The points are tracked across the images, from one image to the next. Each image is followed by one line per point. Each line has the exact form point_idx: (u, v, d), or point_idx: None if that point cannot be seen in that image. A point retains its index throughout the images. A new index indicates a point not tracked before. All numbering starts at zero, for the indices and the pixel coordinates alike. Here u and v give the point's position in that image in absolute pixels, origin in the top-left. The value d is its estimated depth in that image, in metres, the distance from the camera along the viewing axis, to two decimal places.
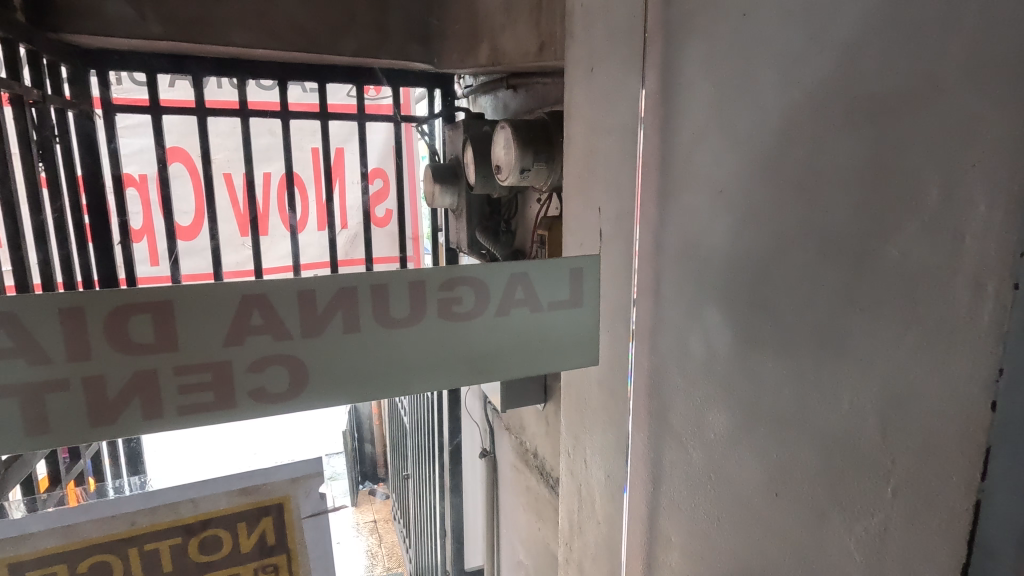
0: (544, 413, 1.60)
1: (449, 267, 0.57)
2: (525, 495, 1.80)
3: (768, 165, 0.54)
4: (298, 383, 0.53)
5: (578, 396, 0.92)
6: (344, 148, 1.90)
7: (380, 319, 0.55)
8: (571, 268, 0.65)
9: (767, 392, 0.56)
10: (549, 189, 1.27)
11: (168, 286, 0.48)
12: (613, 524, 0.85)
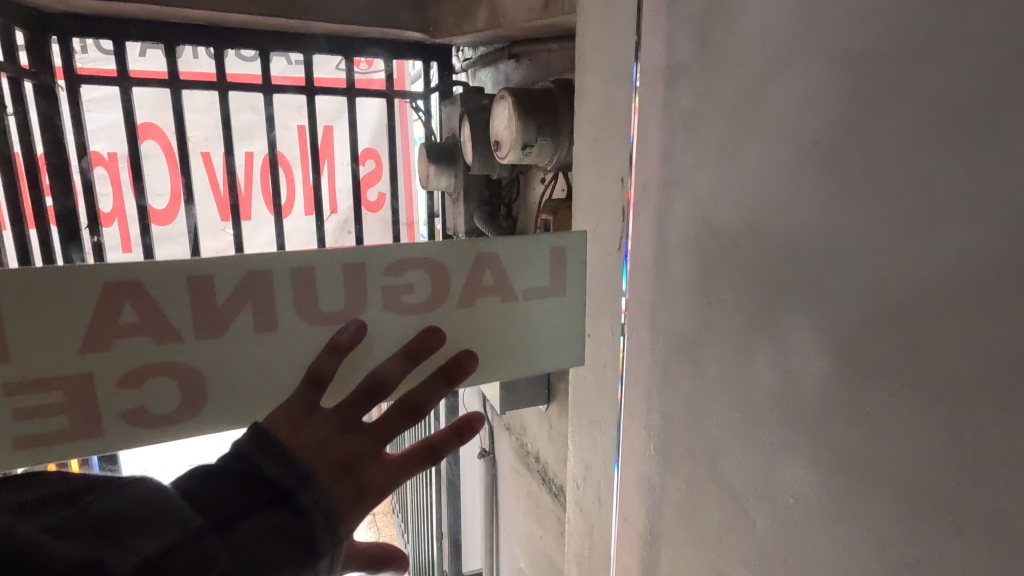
0: (547, 414, 1.48)
1: (396, 252, 0.64)
2: (526, 500, 1.68)
3: (877, 125, 0.44)
4: (189, 389, 0.60)
5: (579, 400, 0.92)
6: (332, 126, 1.76)
7: (309, 305, 0.62)
8: (551, 248, 0.76)
9: (874, 423, 0.46)
10: (554, 168, 1.13)
11: (9, 288, 0.51)
12: (648, 548, 0.78)
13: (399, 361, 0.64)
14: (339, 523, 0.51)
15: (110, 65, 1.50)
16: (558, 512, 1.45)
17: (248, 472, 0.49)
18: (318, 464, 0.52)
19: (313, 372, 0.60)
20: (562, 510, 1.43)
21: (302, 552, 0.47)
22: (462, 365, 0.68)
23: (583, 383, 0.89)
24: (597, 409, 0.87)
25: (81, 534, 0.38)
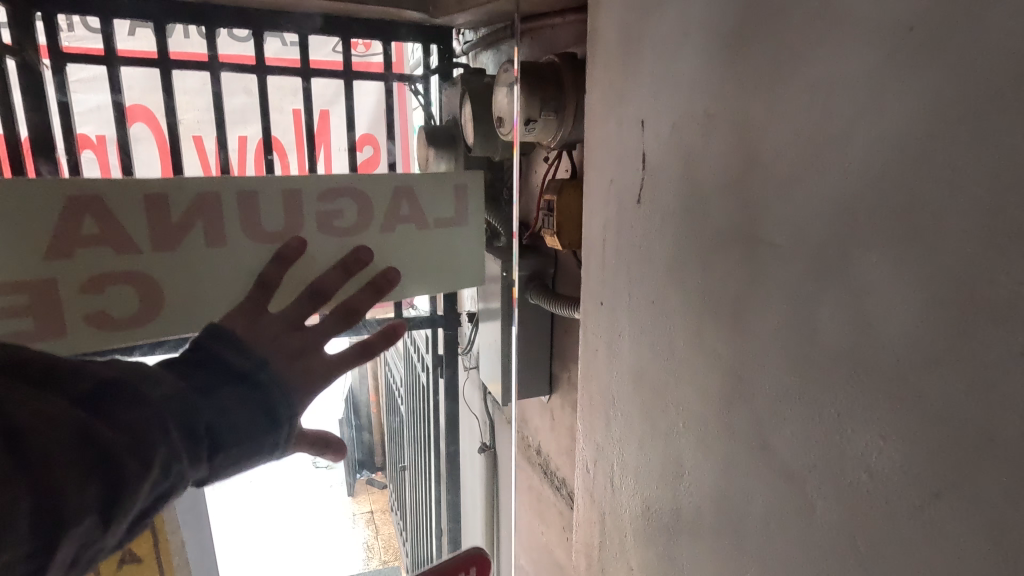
0: (548, 405, 1.42)
1: (327, 183, 0.95)
2: (527, 495, 1.62)
3: (929, 50, 0.42)
4: (149, 308, 0.88)
5: (587, 389, 0.99)
6: (330, 111, 1.54)
7: (248, 222, 0.91)
8: (454, 186, 1.04)
9: (932, 366, 0.43)
10: (558, 147, 1.09)
11: (91, 189, 0.83)
12: (693, 521, 0.73)
13: (337, 273, 0.95)
14: (293, 400, 0.70)
15: (97, 44, 1.43)
16: (561, 507, 1.39)
17: (216, 364, 0.65)
18: (277, 348, 0.75)
19: (266, 276, 0.90)
20: (565, 504, 1.37)
21: (265, 425, 0.65)
22: (389, 279, 1.00)
23: (591, 364, 0.97)
24: (600, 384, 0.94)
25: (102, 417, 0.48)
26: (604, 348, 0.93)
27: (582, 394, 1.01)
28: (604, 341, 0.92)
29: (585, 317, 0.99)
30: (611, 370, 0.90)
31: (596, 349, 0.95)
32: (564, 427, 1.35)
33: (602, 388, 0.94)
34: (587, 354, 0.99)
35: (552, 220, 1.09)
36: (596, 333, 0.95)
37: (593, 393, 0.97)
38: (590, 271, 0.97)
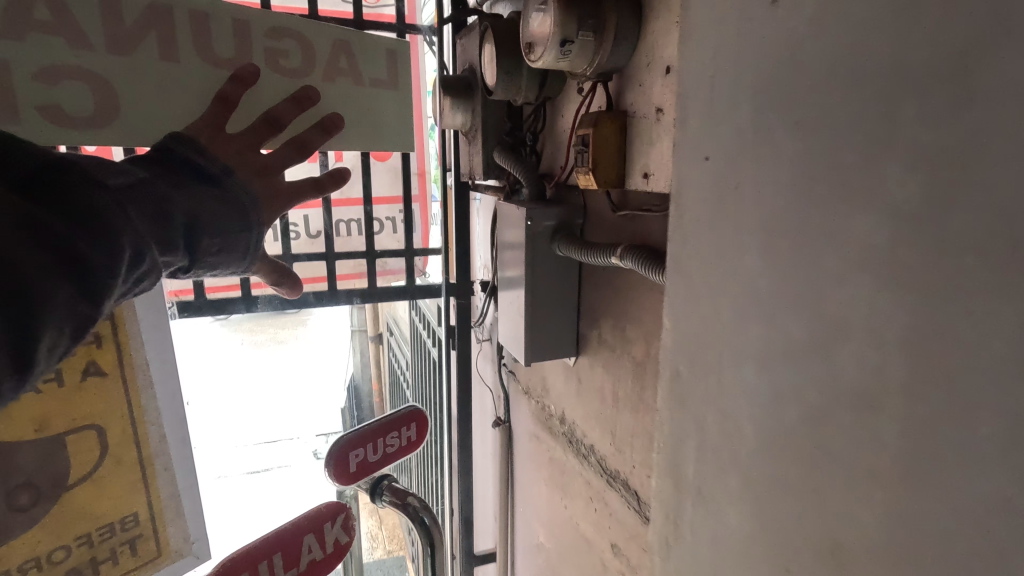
0: (574, 369, 1.32)
1: (268, 20, 0.90)
2: (548, 468, 1.53)
3: None
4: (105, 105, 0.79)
5: (673, 426, 0.65)
6: None
7: (201, 40, 0.84)
8: (388, 50, 1.01)
9: None
10: (593, 77, 0.99)
11: None
12: (730, 489, 0.55)
13: (290, 105, 0.80)
14: (263, 205, 0.66)
15: None
16: (588, 476, 1.30)
17: (188, 166, 0.61)
18: (243, 163, 0.67)
19: (222, 92, 0.75)
20: (592, 472, 1.28)
21: (240, 217, 0.63)
22: (334, 123, 0.84)
23: (682, 388, 0.63)
24: (695, 413, 0.61)
25: (64, 217, 0.44)
26: (715, 363, 0.57)
27: (661, 431, 0.67)
28: (716, 350, 0.57)
29: (680, 315, 0.63)
30: (730, 400, 0.55)
31: (699, 372, 0.60)
32: (589, 392, 1.26)
33: (702, 424, 0.60)
34: (675, 376, 0.64)
35: (587, 156, 0.98)
36: (707, 342, 0.58)
37: (684, 432, 0.63)
38: (690, 245, 0.60)
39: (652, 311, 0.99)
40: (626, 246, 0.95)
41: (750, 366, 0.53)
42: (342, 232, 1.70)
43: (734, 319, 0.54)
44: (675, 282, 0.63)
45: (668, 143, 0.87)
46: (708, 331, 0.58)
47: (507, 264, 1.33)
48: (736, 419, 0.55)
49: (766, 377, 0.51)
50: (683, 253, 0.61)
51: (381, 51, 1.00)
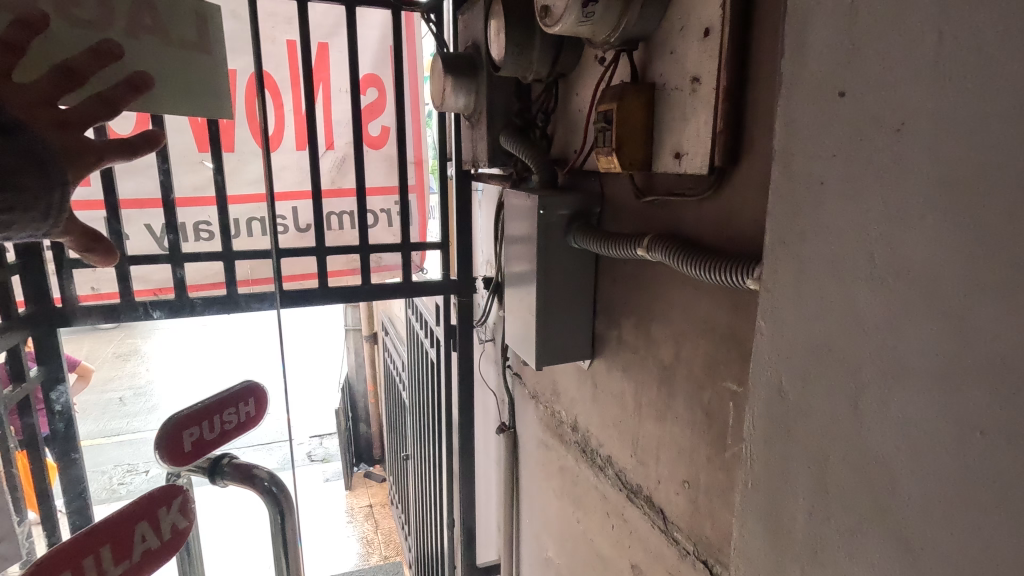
0: (589, 372, 1.21)
1: None
2: (559, 478, 1.41)
3: None
4: None
5: (770, 475, 0.40)
6: (328, 43, 1.50)
7: None
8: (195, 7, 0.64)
9: None
10: (618, 45, 0.85)
11: None
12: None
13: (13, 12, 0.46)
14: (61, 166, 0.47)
15: None
16: (604, 489, 1.19)
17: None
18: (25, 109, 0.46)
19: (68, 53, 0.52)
20: (610, 486, 1.16)
21: (39, 177, 0.45)
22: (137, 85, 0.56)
23: (784, 419, 0.39)
24: (811, 463, 0.37)
25: None
26: (855, 392, 0.33)
27: (750, 479, 0.42)
28: (856, 368, 0.33)
29: (783, 311, 0.38)
30: (887, 455, 0.31)
31: (818, 401, 0.36)
32: (607, 399, 1.14)
33: (825, 483, 0.36)
34: (772, 397, 0.40)
35: (610, 135, 0.85)
36: (837, 358, 0.34)
37: (789, 487, 0.39)
38: (802, 200, 0.36)
39: (682, 309, 0.88)
40: (654, 236, 0.82)
41: (931, 407, 0.29)
42: (335, 226, 1.59)
43: (898, 323, 0.30)
44: (776, 259, 0.39)
45: (706, 118, 0.73)
46: (841, 338, 0.34)
47: (515, 258, 1.22)
48: (901, 492, 0.31)
49: (963, 422, 0.27)
50: (789, 219, 0.37)
51: (187, 12, 0.63)
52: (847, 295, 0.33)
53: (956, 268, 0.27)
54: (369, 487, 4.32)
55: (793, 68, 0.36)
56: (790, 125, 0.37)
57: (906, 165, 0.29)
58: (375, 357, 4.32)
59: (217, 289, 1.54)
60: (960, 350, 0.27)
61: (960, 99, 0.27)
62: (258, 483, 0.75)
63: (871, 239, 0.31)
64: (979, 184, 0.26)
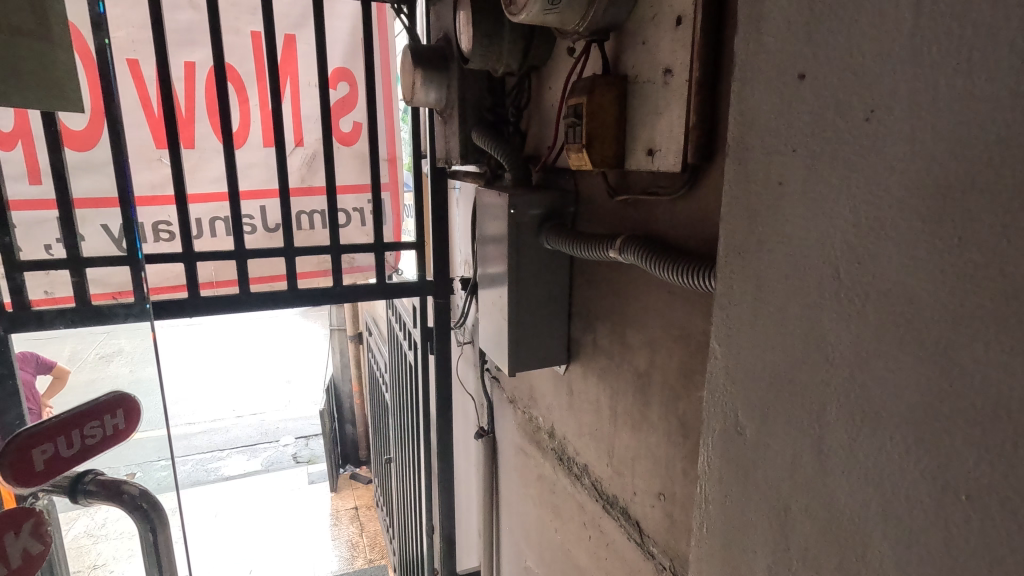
0: (565, 377, 1.16)
1: None
2: (537, 486, 1.35)
3: None
4: None
5: (726, 521, 0.36)
6: (295, 35, 1.43)
7: None
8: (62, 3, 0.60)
9: None
10: (587, 36, 0.80)
11: None
12: None
13: None
14: None
15: None
16: (580, 499, 1.13)
17: None
18: None
19: None
20: (586, 496, 1.11)
21: None
22: None
23: (741, 460, 0.34)
24: (769, 513, 0.32)
25: None
26: (818, 436, 0.29)
27: (705, 523, 0.38)
28: (819, 409, 0.29)
29: (741, 336, 0.34)
30: (854, 513, 0.27)
31: (779, 444, 0.31)
32: (583, 405, 1.09)
33: (787, 537, 0.31)
34: (728, 432, 0.35)
35: (579, 130, 0.80)
36: (800, 394, 0.30)
37: (747, 538, 0.34)
38: (760, 208, 0.31)
39: (657, 314, 0.83)
40: (625, 237, 0.78)
41: (907, 466, 0.24)
42: (304, 225, 1.53)
43: (868, 358, 0.26)
44: (732, 276, 0.34)
45: (680, 113, 0.68)
46: (803, 372, 0.29)
47: (488, 259, 1.17)
48: (873, 560, 0.26)
49: (938, 484, 0.23)
50: (746, 231, 0.32)
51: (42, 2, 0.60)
52: (810, 315, 0.29)
53: (934, 288, 0.23)
54: (354, 488, 4.21)
55: (751, 49, 0.32)
56: (747, 117, 0.32)
57: (874, 161, 0.25)
58: (360, 358, 4.23)
59: (179, 292, 1.44)
60: (937, 384, 0.23)
61: (940, 80, 0.22)
62: (124, 500, 0.65)
63: (839, 250, 0.27)
64: (960, 184, 0.21)
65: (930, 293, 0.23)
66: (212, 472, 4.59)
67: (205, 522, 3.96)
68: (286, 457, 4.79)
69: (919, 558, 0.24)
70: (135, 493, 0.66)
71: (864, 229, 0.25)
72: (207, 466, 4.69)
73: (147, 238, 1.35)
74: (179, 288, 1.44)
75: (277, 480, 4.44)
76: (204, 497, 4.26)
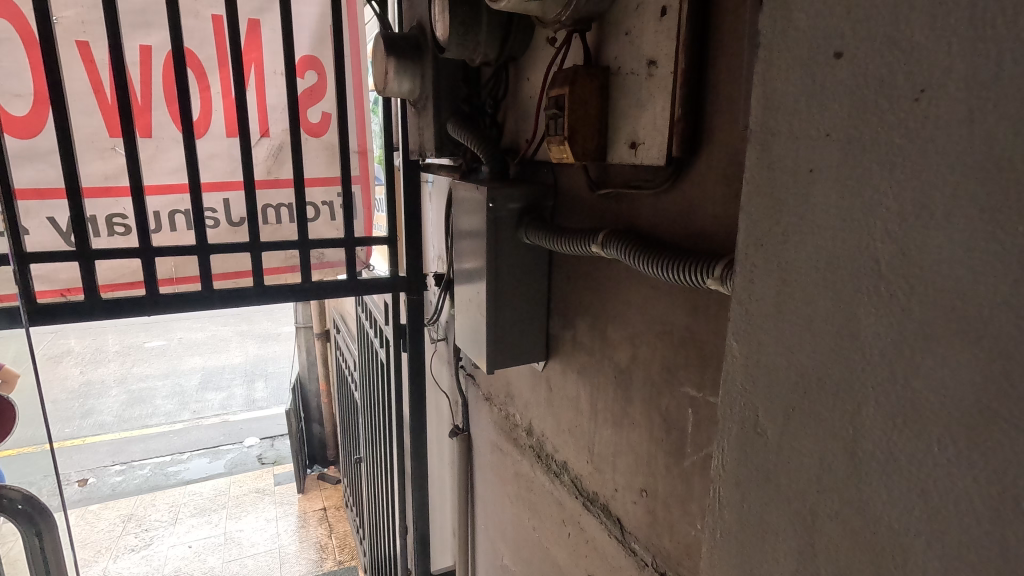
0: (544, 374, 1.14)
1: None
2: (514, 484, 1.34)
3: None
4: None
5: (742, 524, 0.35)
6: (260, 20, 1.37)
7: None
8: None
9: None
10: (569, 26, 0.78)
11: None
12: None
13: None
14: None
15: None
16: (560, 496, 1.11)
17: None
18: None
19: None
20: (565, 493, 1.09)
21: None
22: None
23: (761, 464, 0.33)
24: (793, 517, 0.31)
25: None
26: (852, 439, 0.28)
27: (718, 528, 0.37)
28: (853, 410, 0.27)
29: (762, 334, 0.32)
30: (893, 520, 0.26)
31: (806, 446, 0.30)
32: (562, 401, 1.08)
33: (813, 542, 0.30)
34: (747, 435, 0.34)
35: (561, 122, 0.78)
36: (830, 395, 0.29)
37: (767, 543, 0.33)
38: (788, 198, 0.30)
39: (639, 309, 0.82)
40: (609, 232, 0.76)
41: (956, 471, 0.23)
42: (271, 220, 1.47)
43: (913, 356, 0.24)
44: (752, 271, 0.33)
45: (664, 105, 0.66)
46: (834, 371, 0.28)
47: (464, 255, 1.14)
48: (916, 569, 0.25)
49: (992, 489, 0.22)
50: (770, 222, 0.31)
51: None
52: (843, 311, 0.27)
53: (992, 278, 0.21)
54: (323, 489, 4.11)
55: (778, 30, 0.30)
56: (773, 102, 0.31)
57: (924, 147, 0.23)
58: (328, 356, 4.14)
59: (136, 289, 1.37)
60: (993, 383, 0.22)
61: (1004, 55, 0.21)
62: (13, 506, 0.93)
63: (878, 244, 0.26)
64: (1020, 172, 0.20)
65: (987, 286, 0.22)
66: (172, 476, 4.42)
67: (165, 528, 3.81)
68: (250, 459, 4.66)
69: (972, 567, 0.23)
70: (20, 497, 0.94)
71: (910, 219, 0.24)
72: (167, 470, 4.51)
73: (100, 233, 1.27)
74: (136, 285, 1.37)
75: (242, 482, 4.31)
76: (164, 502, 4.10)
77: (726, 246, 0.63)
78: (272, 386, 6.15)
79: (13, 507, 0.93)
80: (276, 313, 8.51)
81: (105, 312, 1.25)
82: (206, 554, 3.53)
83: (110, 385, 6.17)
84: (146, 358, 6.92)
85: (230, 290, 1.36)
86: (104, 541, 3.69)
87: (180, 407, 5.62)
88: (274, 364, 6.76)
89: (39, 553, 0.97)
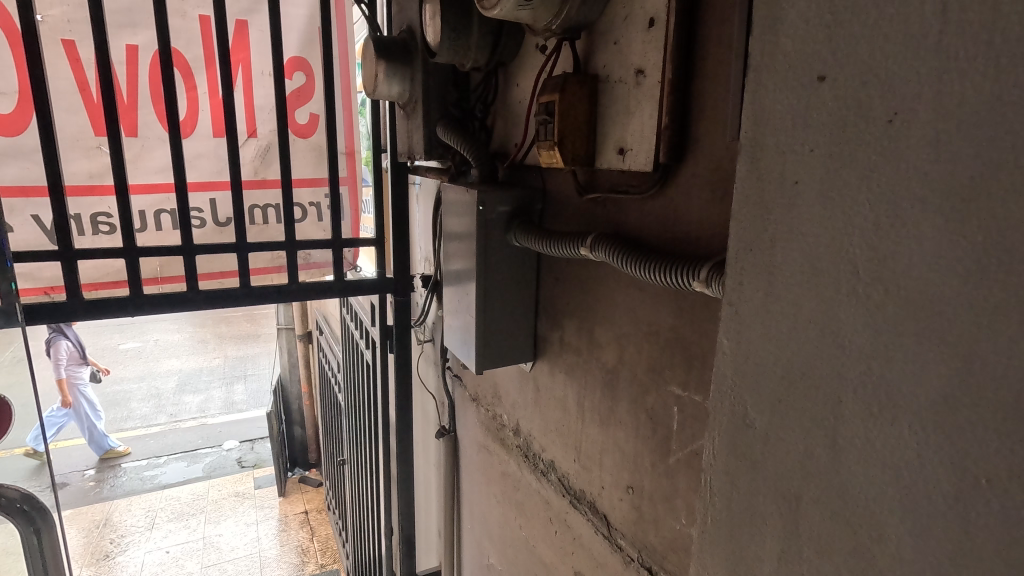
0: (531, 374, 1.16)
1: None
2: (501, 484, 1.35)
3: None
4: None
5: (732, 509, 0.37)
6: (248, 21, 1.37)
7: None
8: None
9: None
10: (559, 35, 0.79)
11: None
12: None
13: None
14: None
15: None
16: (547, 494, 1.13)
17: None
18: None
19: None
20: (552, 491, 1.11)
21: None
22: None
23: (749, 453, 0.36)
24: (779, 501, 0.34)
25: None
26: (833, 428, 0.30)
27: (709, 514, 0.39)
28: (834, 401, 0.30)
29: (751, 333, 0.35)
30: (869, 501, 0.28)
31: (791, 435, 0.32)
32: (549, 401, 1.10)
33: (798, 525, 0.33)
34: (736, 427, 0.36)
35: (551, 127, 0.79)
36: (813, 387, 0.31)
37: (756, 526, 0.35)
38: (775, 206, 0.32)
39: (626, 309, 0.84)
40: (596, 235, 0.78)
41: (926, 456, 0.26)
42: (257, 220, 1.46)
43: (888, 353, 0.27)
44: (743, 274, 0.35)
45: (651, 113, 0.69)
46: (817, 365, 0.30)
47: (452, 256, 1.16)
48: (890, 546, 0.28)
49: (958, 471, 0.25)
50: (759, 228, 0.34)
51: None
52: (827, 311, 0.30)
53: (957, 281, 0.24)
54: (304, 492, 4.06)
55: (767, 50, 0.33)
56: (763, 117, 0.33)
57: (897, 161, 0.26)
58: (309, 357, 4.11)
59: (120, 289, 1.35)
60: (959, 378, 0.24)
61: (968, 85, 0.23)
62: (12, 506, 0.92)
63: (855, 249, 0.28)
64: (982, 188, 0.23)
65: (954, 288, 0.24)
66: (148, 481, 4.35)
67: (141, 534, 3.74)
68: (230, 463, 4.60)
69: (938, 538, 0.25)
70: (19, 497, 0.93)
71: (885, 226, 0.26)
72: (143, 474, 4.43)
73: (84, 232, 1.25)
74: (119, 284, 1.35)
75: (221, 486, 4.25)
76: (141, 507, 4.02)
77: (712, 249, 0.66)
78: (251, 389, 6.07)
79: (14, 506, 0.92)
80: (256, 317, 8.39)
81: (90, 313, 1.23)
82: (184, 560, 3.46)
83: (83, 388, 6.04)
84: (121, 360, 6.78)
85: (216, 291, 1.35)
86: (78, 547, 3.61)
87: (156, 411, 5.52)
88: (253, 364, 6.68)
89: (37, 551, 0.96)
